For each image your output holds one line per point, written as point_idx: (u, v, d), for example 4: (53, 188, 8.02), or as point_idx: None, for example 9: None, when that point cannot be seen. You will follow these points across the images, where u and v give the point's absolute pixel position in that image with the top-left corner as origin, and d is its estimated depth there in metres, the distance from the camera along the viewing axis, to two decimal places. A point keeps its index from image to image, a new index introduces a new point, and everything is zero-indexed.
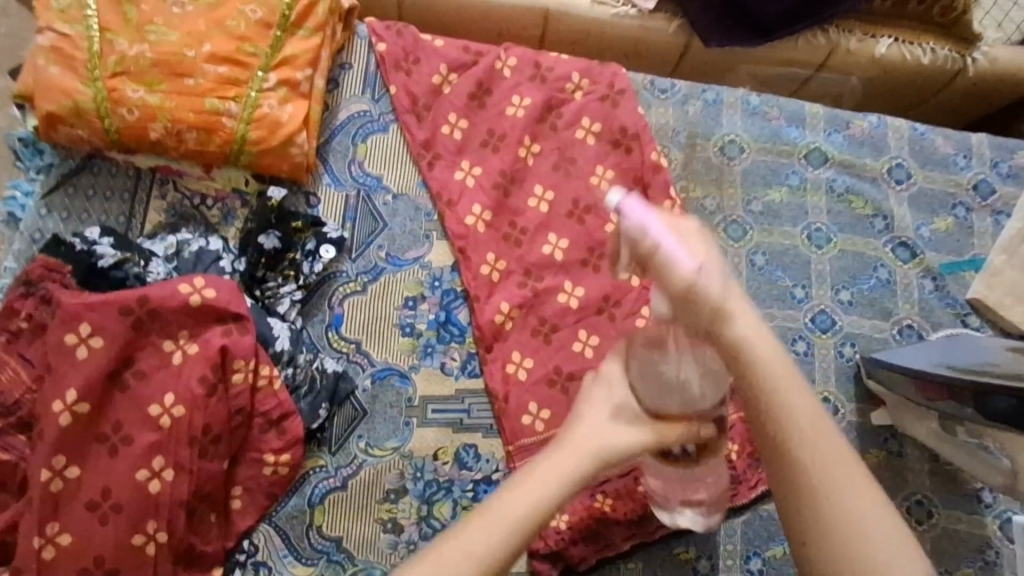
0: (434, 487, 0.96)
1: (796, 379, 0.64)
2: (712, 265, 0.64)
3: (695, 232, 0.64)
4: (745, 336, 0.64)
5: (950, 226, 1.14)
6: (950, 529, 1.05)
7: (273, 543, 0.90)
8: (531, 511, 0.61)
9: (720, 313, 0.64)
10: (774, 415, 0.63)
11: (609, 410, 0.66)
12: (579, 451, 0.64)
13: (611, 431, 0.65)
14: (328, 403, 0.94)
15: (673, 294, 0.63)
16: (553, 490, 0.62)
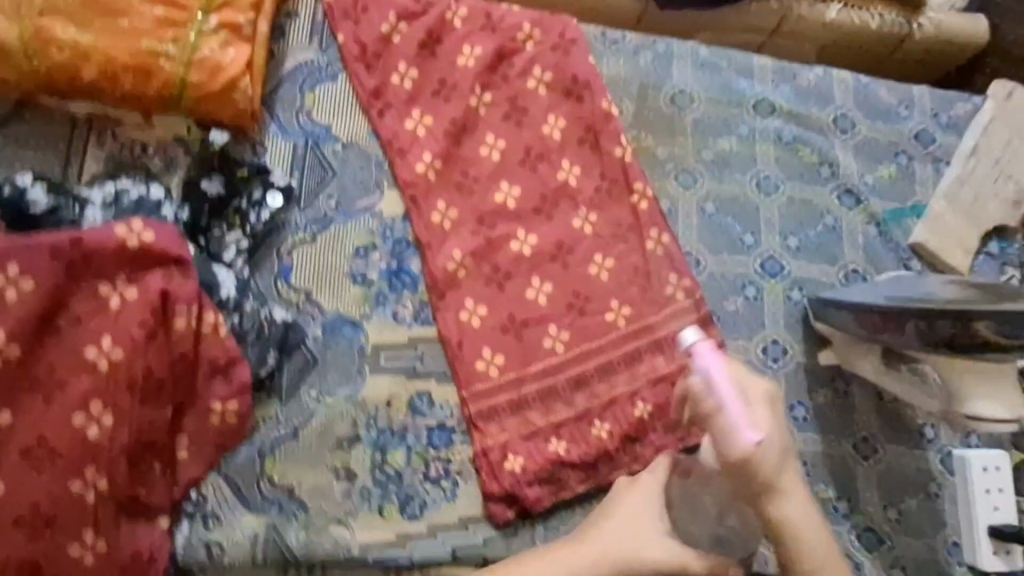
0: (389, 434, 0.96)
1: (813, 516, 0.76)
2: (773, 441, 0.73)
3: (761, 403, 0.74)
4: (789, 516, 0.75)
5: (894, 174, 1.18)
6: (896, 466, 1.10)
7: (222, 494, 0.90)
8: None
9: (773, 488, 0.74)
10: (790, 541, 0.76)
11: (639, 521, 0.83)
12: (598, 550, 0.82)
13: (631, 547, 0.81)
14: (276, 351, 0.93)
15: (730, 459, 0.72)
16: None
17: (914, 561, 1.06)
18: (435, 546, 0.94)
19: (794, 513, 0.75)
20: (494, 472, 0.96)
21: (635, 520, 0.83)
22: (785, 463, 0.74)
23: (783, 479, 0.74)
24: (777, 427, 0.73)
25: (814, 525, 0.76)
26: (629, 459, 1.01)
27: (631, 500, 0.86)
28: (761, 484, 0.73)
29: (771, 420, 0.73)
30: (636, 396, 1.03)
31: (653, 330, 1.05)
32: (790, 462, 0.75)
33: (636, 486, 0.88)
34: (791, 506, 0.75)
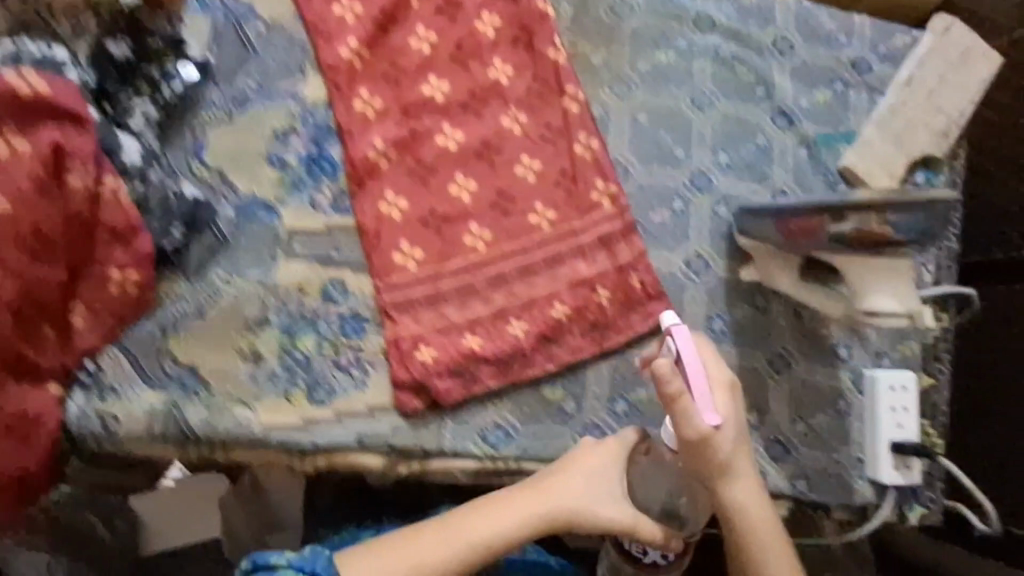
0: (300, 320, 0.95)
1: (758, 496, 0.84)
2: (729, 427, 0.80)
3: (722, 394, 0.81)
4: (740, 496, 0.83)
5: (828, 99, 1.19)
6: (807, 381, 1.14)
7: (119, 368, 0.88)
8: (491, 534, 0.83)
9: (728, 471, 0.82)
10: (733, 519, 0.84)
11: (597, 482, 0.85)
12: (548, 503, 0.85)
13: (583, 502, 0.84)
14: (182, 225, 0.90)
15: (690, 440, 0.77)
16: (517, 521, 0.84)
17: (813, 471, 1.12)
18: (342, 432, 0.94)
19: (742, 495, 0.83)
20: (405, 361, 0.96)
21: (595, 478, 0.86)
22: (738, 451, 0.82)
23: (735, 464, 0.82)
24: (735, 412, 0.81)
25: (760, 507, 0.84)
26: (543, 359, 1.02)
27: (594, 458, 0.87)
28: (713, 467, 0.81)
29: (731, 404, 0.81)
30: (555, 297, 1.03)
31: (576, 235, 1.05)
32: (745, 446, 0.83)
33: (603, 446, 0.88)
34: (739, 488, 0.83)
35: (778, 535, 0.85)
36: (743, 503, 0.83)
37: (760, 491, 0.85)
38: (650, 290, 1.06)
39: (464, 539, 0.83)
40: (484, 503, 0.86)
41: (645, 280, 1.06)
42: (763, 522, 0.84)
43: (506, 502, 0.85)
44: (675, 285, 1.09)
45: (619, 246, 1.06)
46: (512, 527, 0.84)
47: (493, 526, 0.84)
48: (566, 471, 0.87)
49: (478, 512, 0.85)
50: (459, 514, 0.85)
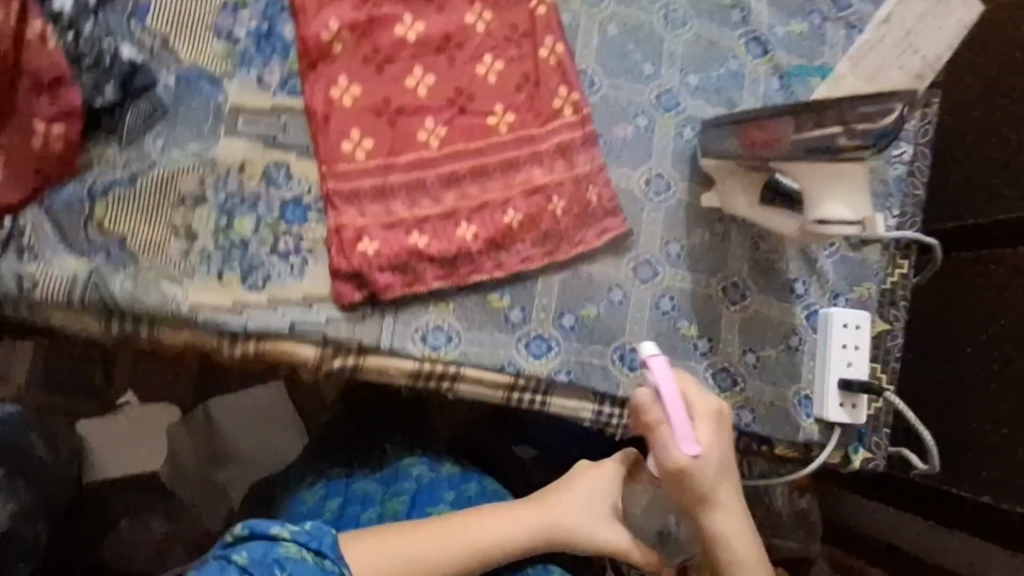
0: (238, 200, 0.91)
1: (743, 524, 0.92)
2: (712, 455, 0.88)
3: (708, 428, 0.89)
4: (724, 524, 0.91)
5: (804, 31, 1.16)
6: (759, 314, 1.12)
7: (42, 230, 0.84)
8: (501, 540, 0.91)
9: (711, 499, 0.90)
10: (721, 545, 0.91)
11: (596, 497, 0.97)
12: (549, 516, 0.94)
13: (586, 517, 0.95)
14: (117, 86, 0.85)
15: (671, 468, 0.88)
16: (526, 530, 0.92)
17: (760, 404, 1.10)
18: (274, 319, 0.90)
19: (723, 520, 0.91)
20: (345, 250, 0.93)
21: (595, 494, 0.97)
22: (723, 481, 0.90)
23: (720, 493, 0.90)
24: (718, 441, 0.89)
25: (745, 534, 0.91)
26: (491, 264, 0.99)
27: (594, 478, 0.98)
28: (696, 494, 0.89)
29: (715, 435, 0.88)
30: (508, 203, 1.00)
31: (534, 142, 1.02)
32: (729, 473, 0.90)
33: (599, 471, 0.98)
34: (725, 516, 0.90)
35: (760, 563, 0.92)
36: (728, 529, 0.91)
37: (744, 520, 0.92)
38: (606, 204, 1.04)
39: (474, 541, 0.90)
40: (490, 511, 0.93)
41: (602, 194, 1.04)
42: (747, 552, 0.91)
43: (518, 513, 0.93)
44: (633, 203, 1.07)
45: (576, 157, 1.03)
46: (518, 534, 0.92)
47: (503, 532, 0.91)
48: (563, 491, 0.97)
49: (484, 517, 0.92)
50: (461, 515, 0.91)
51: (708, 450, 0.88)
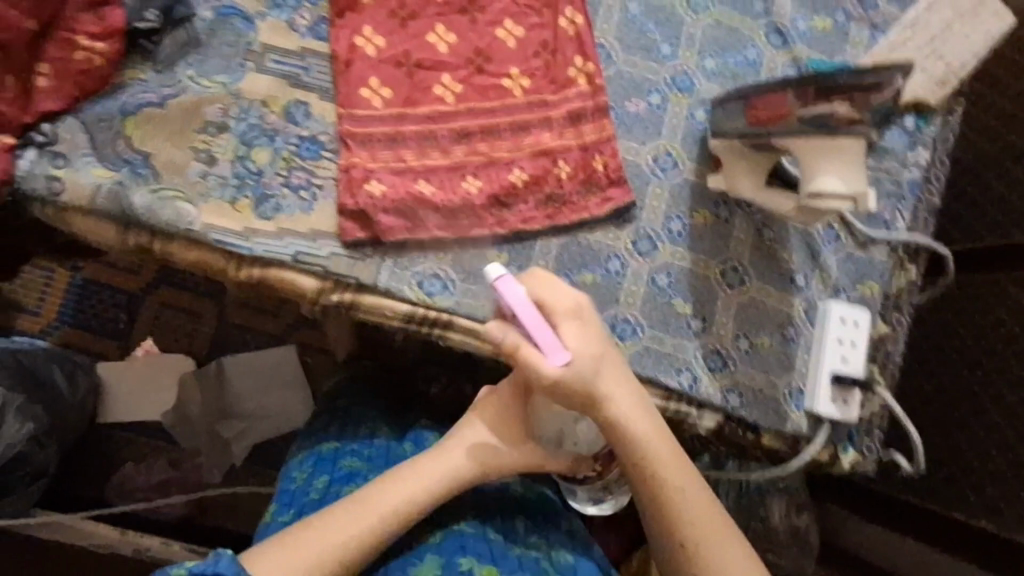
0: (258, 132, 0.96)
1: (640, 407, 0.89)
2: (586, 353, 0.85)
3: (569, 326, 0.86)
4: (623, 414, 0.87)
5: (827, 27, 1.17)
6: (757, 300, 1.10)
7: (75, 138, 0.89)
8: (412, 498, 0.87)
9: (599, 393, 0.86)
10: (623, 437, 0.87)
11: (491, 430, 0.96)
12: (449, 464, 0.91)
13: (484, 446, 0.94)
14: (158, 12, 0.92)
15: (550, 383, 0.84)
16: (432, 482, 0.89)
17: (749, 389, 1.07)
18: (279, 247, 0.93)
19: (625, 410, 0.87)
20: (352, 189, 0.96)
21: (491, 429, 0.96)
22: (607, 372, 0.87)
23: (607, 383, 0.87)
24: (590, 337, 0.86)
25: (642, 416, 0.88)
26: (492, 221, 1.00)
27: (482, 414, 0.97)
28: (585, 395, 0.86)
29: (579, 330, 0.86)
30: (514, 163, 1.02)
31: (546, 107, 1.04)
32: (612, 365, 0.88)
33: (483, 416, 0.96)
34: (620, 406, 0.87)
35: (670, 444, 0.88)
36: (628, 418, 0.87)
37: (640, 403, 0.89)
38: (612, 174, 1.05)
39: (390, 505, 0.85)
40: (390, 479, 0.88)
41: (608, 164, 1.05)
42: (654, 437, 0.88)
43: (417, 467, 0.90)
44: (639, 176, 1.08)
45: (586, 125, 1.05)
46: (425, 492, 0.88)
47: (402, 493, 0.87)
48: (451, 442, 0.94)
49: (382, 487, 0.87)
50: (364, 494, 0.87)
51: (579, 346, 0.85)
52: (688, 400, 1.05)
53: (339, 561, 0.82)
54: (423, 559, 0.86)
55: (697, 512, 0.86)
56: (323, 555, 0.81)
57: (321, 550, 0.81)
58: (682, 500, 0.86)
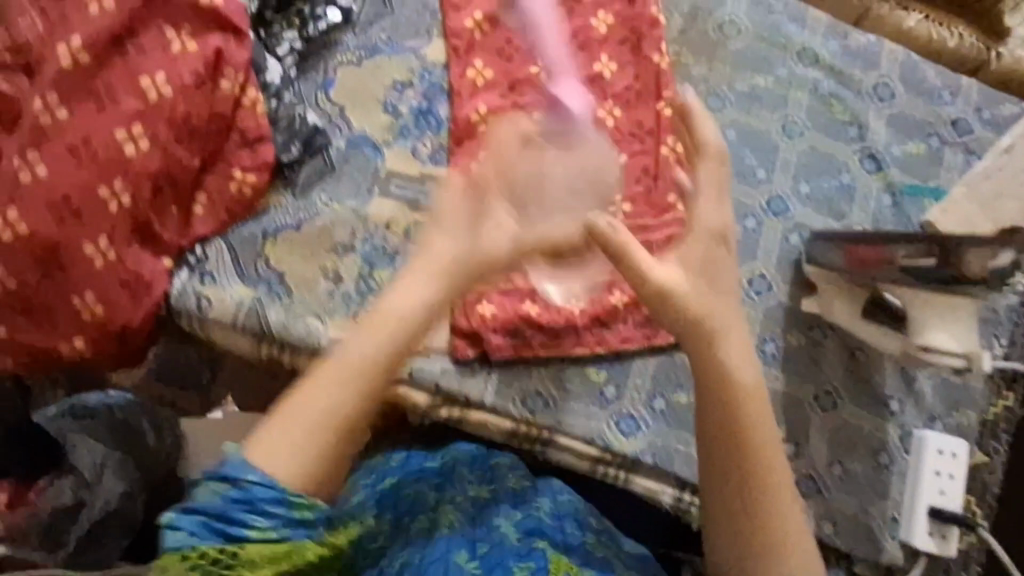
0: (382, 254, 1.02)
1: (744, 350, 0.92)
2: (694, 274, 0.93)
3: (690, 251, 0.94)
4: (731, 351, 0.91)
5: (921, 152, 1.19)
6: (852, 426, 1.10)
7: (222, 258, 0.98)
8: (385, 338, 0.90)
9: (712, 327, 0.91)
10: (721, 376, 0.90)
11: (463, 229, 0.97)
12: (432, 267, 0.97)
13: (461, 254, 0.97)
14: (300, 145, 1.02)
15: (654, 288, 0.90)
16: (419, 303, 0.95)
17: (842, 515, 1.07)
18: None
19: (732, 347, 0.91)
20: (466, 311, 1.03)
21: (461, 222, 0.97)
22: (719, 305, 0.92)
23: (719, 316, 0.92)
24: (716, 263, 0.94)
25: (744, 359, 0.91)
26: (593, 339, 1.06)
27: (455, 230, 0.97)
28: (695, 319, 0.91)
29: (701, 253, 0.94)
30: (616, 286, 1.08)
31: (647, 231, 1.09)
32: (724, 306, 0.93)
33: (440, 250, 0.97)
34: (730, 340, 0.91)
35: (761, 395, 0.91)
36: (730, 354, 0.91)
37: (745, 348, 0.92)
38: None
39: (369, 347, 0.87)
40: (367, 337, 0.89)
41: None
42: (752, 385, 0.90)
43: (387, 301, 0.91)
44: None
45: None
46: (391, 324, 0.91)
47: (372, 338, 0.89)
48: (422, 263, 0.97)
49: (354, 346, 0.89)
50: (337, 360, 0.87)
51: (690, 265, 0.94)
52: None
53: (334, 426, 0.81)
54: (503, 523, 0.91)
55: (773, 468, 0.88)
56: (309, 427, 0.80)
57: (307, 426, 0.80)
58: (760, 454, 0.88)
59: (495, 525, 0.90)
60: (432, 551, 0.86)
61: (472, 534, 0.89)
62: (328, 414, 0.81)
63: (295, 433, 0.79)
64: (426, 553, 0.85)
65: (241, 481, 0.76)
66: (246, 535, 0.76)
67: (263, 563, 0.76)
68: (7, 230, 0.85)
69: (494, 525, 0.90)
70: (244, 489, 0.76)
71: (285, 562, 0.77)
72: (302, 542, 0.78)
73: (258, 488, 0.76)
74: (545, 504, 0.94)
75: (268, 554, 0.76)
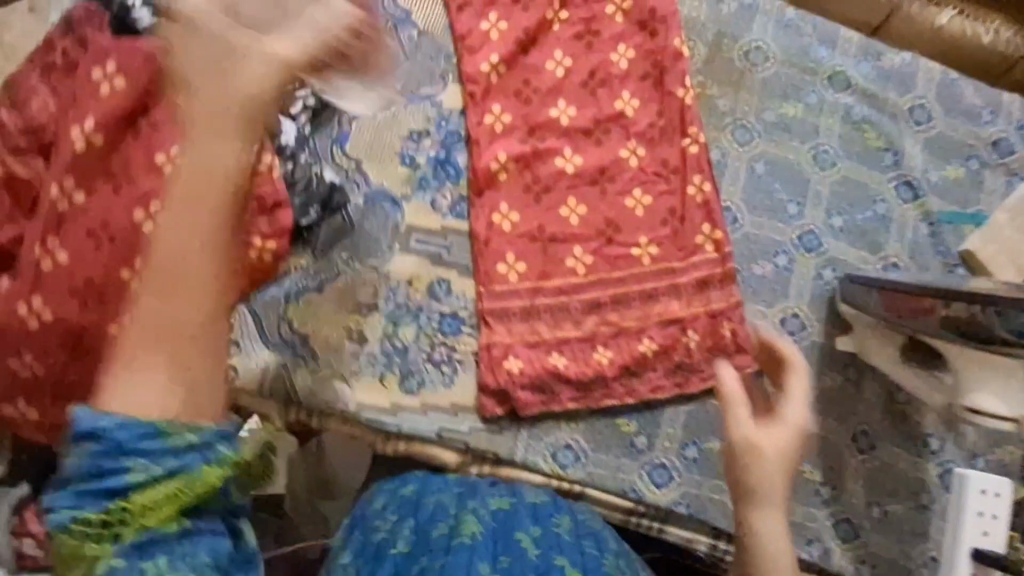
0: (404, 312, 1.03)
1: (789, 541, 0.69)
2: (786, 458, 0.70)
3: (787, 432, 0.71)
4: (773, 534, 0.68)
5: (960, 176, 1.13)
6: (890, 466, 1.08)
7: (246, 326, 0.97)
8: (207, 178, 0.55)
9: (769, 502, 0.69)
10: (753, 537, 0.69)
11: (205, 46, 0.56)
12: (207, 104, 0.55)
13: (260, 62, 0.55)
14: (318, 207, 0.91)
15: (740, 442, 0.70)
16: (218, 133, 0.55)
17: (881, 558, 1.05)
18: (424, 423, 1.00)
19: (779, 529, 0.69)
20: (493, 368, 1.02)
21: (209, 43, 0.55)
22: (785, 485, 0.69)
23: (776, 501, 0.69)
24: (790, 459, 0.70)
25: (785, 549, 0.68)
26: (623, 390, 1.04)
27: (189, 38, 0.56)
28: (759, 485, 0.69)
29: (793, 441, 0.71)
30: (644, 332, 1.05)
31: (675, 275, 1.06)
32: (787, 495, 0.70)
33: (197, 73, 0.55)
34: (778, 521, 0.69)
35: None
36: (777, 525, 0.68)
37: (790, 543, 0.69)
38: (741, 341, 1.06)
39: (189, 213, 0.55)
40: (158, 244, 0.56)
41: (737, 330, 1.06)
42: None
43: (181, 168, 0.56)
44: None
45: (713, 292, 1.07)
46: (207, 183, 0.55)
47: (178, 212, 0.55)
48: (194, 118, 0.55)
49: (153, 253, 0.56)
50: (146, 288, 0.56)
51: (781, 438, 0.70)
52: (817, 570, 1.04)
53: (189, 325, 0.55)
54: (522, 538, 0.76)
55: None
56: (160, 357, 0.55)
57: (153, 360, 0.55)
58: None
59: (513, 538, 0.76)
60: (453, 556, 0.72)
61: (493, 546, 0.75)
62: (169, 325, 0.55)
63: (162, 372, 0.55)
64: (448, 561, 0.72)
65: (104, 442, 0.53)
66: (127, 484, 0.53)
67: (163, 511, 0.54)
68: (31, 317, 0.83)
69: (515, 538, 0.77)
70: (110, 446, 0.53)
71: (194, 493, 0.55)
72: (202, 469, 0.55)
73: (124, 430, 0.53)
74: (564, 523, 0.82)
75: (154, 501, 0.54)
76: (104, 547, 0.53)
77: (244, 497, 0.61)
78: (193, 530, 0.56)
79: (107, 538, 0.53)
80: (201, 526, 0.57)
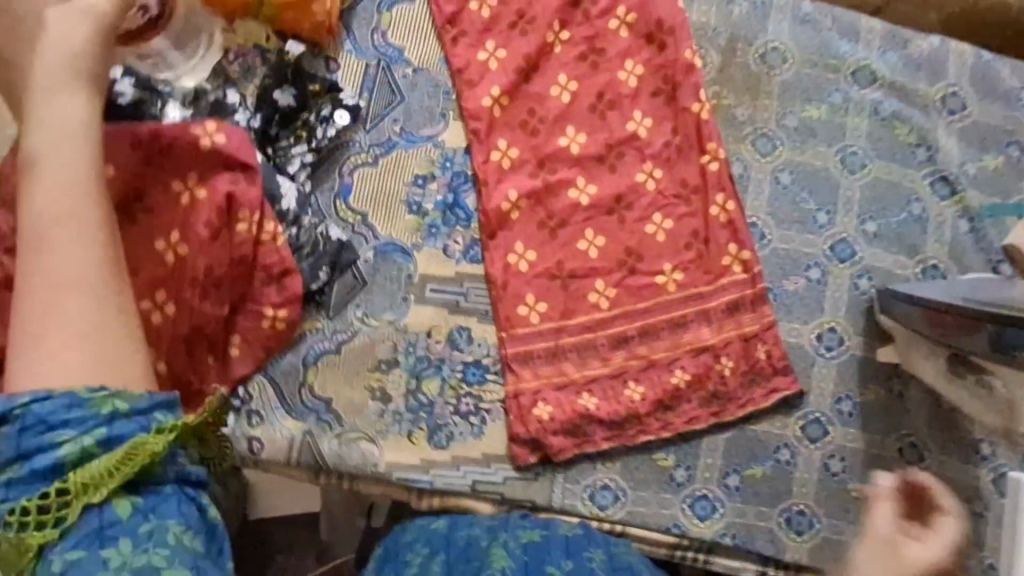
0: (426, 363, 0.98)
1: None
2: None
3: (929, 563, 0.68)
4: None
5: (1000, 166, 1.06)
6: (943, 477, 1.02)
7: (266, 395, 0.95)
8: (75, 165, 0.63)
9: None
10: None
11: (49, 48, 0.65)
12: (50, 103, 0.64)
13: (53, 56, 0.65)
14: (328, 268, 0.96)
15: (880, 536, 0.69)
16: (80, 132, 0.64)
17: None
18: (457, 477, 0.96)
19: None
20: (522, 416, 0.98)
21: (63, 46, 0.65)
22: None
23: None
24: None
25: None
26: (657, 425, 1.00)
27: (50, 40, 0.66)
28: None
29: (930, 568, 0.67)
30: (675, 363, 1.01)
31: (703, 300, 1.02)
32: None
33: (52, 98, 0.64)
34: None
35: None
36: None
37: None
38: (776, 362, 1.01)
39: (68, 190, 0.62)
40: (33, 238, 0.61)
41: (772, 352, 1.01)
42: None
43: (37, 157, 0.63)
44: (803, 359, 1.03)
45: (744, 315, 1.02)
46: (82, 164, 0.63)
47: (54, 190, 0.62)
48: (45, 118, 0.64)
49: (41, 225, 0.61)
50: (39, 288, 0.60)
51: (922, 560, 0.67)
52: None
53: (96, 289, 0.61)
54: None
55: None
56: (70, 326, 0.59)
57: (66, 329, 0.59)
58: None
59: None
60: None
61: None
62: (83, 291, 0.61)
63: (81, 341, 0.59)
64: None
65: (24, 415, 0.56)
66: (61, 461, 0.57)
67: (108, 483, 0.57)
68: None
69: None
70: (40, 412, 0.56)
71: (138, 463, 0.58)
72: (142, 436, 0.59)
73: (46, 404, 0.56)
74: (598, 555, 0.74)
75: (96, 476, 0.57)
76: (51, 532, 0.55)
77: (196, 466, 0.65)
78: (146, 505, 0.59)
79: (48, 522, 0.56)
80: (152, 500, 0.60)
